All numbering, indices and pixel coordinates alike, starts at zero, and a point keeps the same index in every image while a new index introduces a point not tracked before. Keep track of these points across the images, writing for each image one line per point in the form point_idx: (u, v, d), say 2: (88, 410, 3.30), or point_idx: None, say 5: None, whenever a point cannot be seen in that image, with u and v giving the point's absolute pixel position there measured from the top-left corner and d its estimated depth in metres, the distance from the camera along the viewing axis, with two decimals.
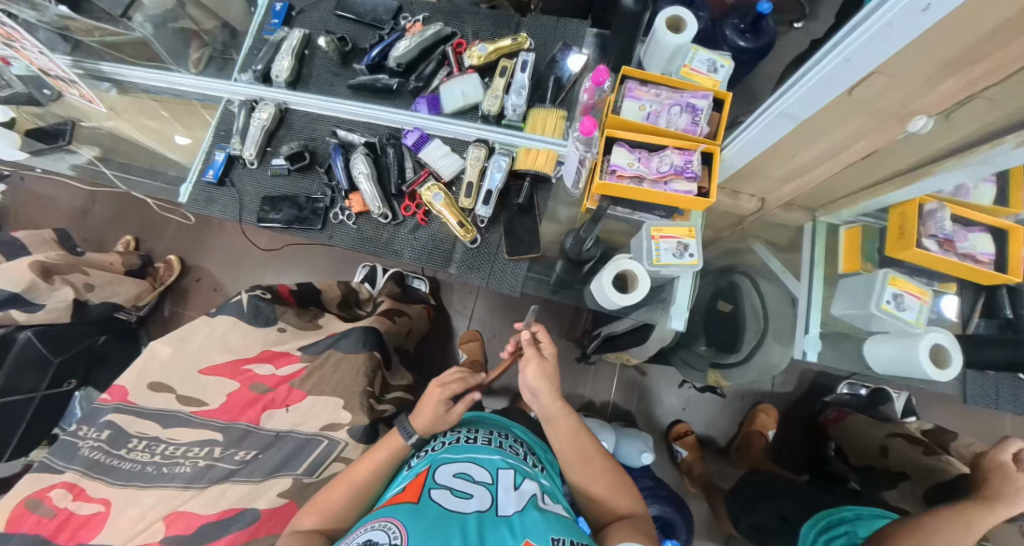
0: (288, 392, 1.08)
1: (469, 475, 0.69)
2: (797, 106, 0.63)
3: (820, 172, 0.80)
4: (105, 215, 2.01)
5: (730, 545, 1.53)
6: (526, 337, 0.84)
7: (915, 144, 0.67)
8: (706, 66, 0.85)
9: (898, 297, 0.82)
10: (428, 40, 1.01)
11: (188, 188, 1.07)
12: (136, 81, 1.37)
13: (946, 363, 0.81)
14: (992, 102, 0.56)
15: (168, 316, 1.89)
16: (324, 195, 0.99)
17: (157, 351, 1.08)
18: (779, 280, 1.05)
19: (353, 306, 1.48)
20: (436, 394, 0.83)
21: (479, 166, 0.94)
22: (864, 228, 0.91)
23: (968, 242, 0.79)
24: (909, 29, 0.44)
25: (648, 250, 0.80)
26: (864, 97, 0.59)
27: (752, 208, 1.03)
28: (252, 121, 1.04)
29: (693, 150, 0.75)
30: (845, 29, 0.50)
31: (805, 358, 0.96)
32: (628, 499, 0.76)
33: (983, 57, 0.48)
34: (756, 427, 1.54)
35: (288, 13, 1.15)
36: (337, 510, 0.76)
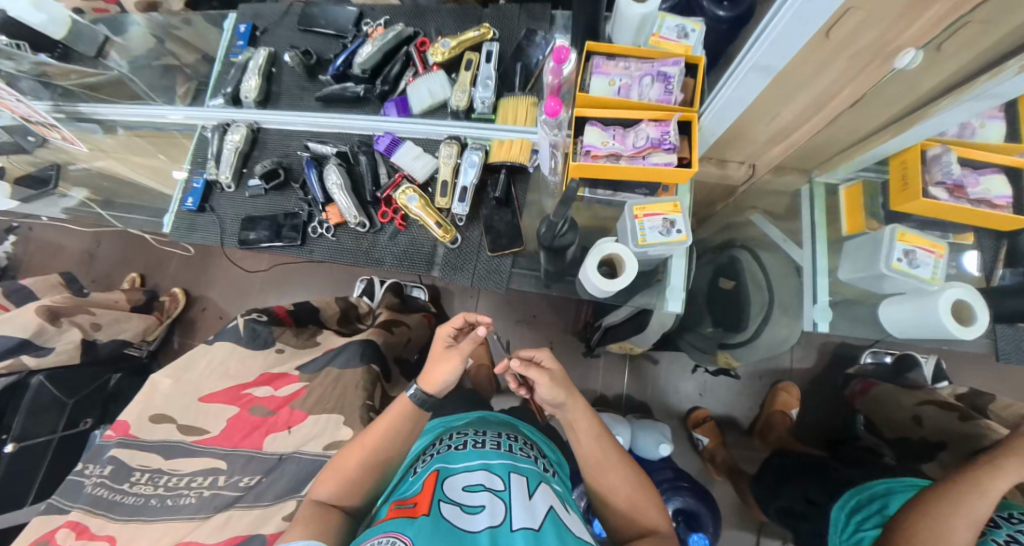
0: (289, 413, 1.06)
1: (479, 484, 0.64)
2: (771, 55, 0.58)
3: (808, 127, 0.75)
4: (110, 255, 2.05)
5: (763, 531, 1.47)
6: (516, 364, 0.74)
7: (908, 82, 0.62)
8: (676, 32, 0.76)
9: (910, 253, 0.76)
10: (390, 43, 0.99)
11: (170, 218, 1.07)
12: (115, 119, 1.37)
13: (970, 320, 0.75)
14: (985, 25, 0.50)
15: (178, 348, 1.90)
16: (302, 210, 0.98)
17: (158, 383, 1.08)
18: (780, 249, 1.00)
19: (352, 320, 1.44)
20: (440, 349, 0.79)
21: (452, 164, 0.91)
22: (865, 184, 0.85)
23: (980, 186, 0.72)
24: None
25: (632, 230, 0.76)
26: (843, 35, 0.54)
27: (742, 177, 0.97)
28: (225, 145, 1.04)
29: (669, 120, 0.72)
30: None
31: (816, 329, 0.91)
32: (653, 514, 0.71)
33: None
34: (778, 406, 1.48)
35: (253, 34, 1.14)
36: (354, 481, 0.73)
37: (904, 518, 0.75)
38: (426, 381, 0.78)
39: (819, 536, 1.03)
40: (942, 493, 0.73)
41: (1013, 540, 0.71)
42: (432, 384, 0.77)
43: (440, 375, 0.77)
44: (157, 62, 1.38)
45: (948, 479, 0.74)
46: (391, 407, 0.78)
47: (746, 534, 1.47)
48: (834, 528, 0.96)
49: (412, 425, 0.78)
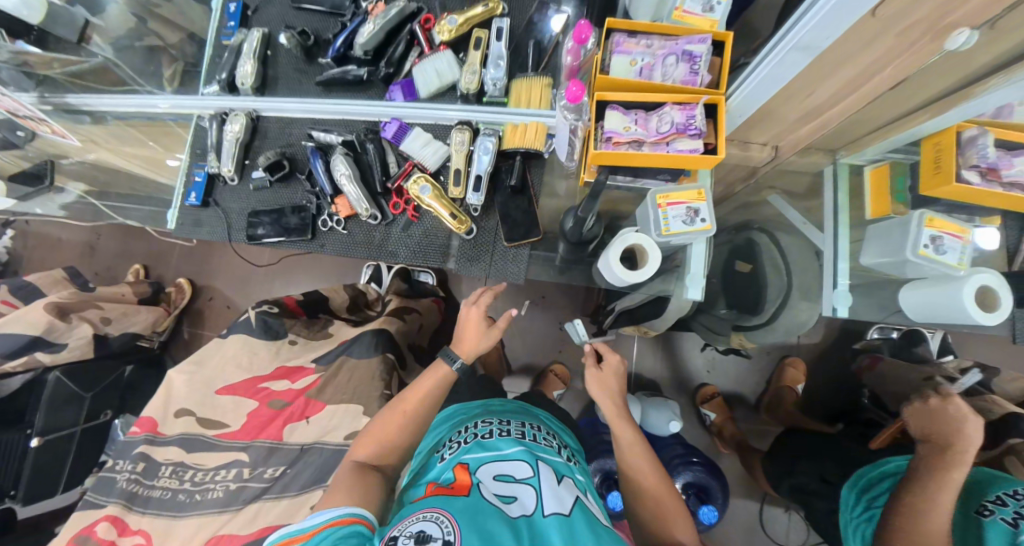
0: (305, 404, 1.07)
1: (508, 474, 0.65)
2: (816, 32, 0.56)
3: (843, 106, 0.73)
4: (111, 247, 2.02)
5: (768, 501, 1.51)
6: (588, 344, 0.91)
7: (957, 59, 0.59)
8: (701, 4, 0.73)
9: (937, 240, 0.74)
10: (393, 21, 0.93)
11: (174, 213, 1.04)
12: (104, 110, 1.29)
13: (993, 304, 0.75)
14: None
15: (188, 339, 1.91)
16: (310, 203, 0.95)
17: (174, 380, 1.07)
18: (801, 232, 0.98)
19: (362, 307, 1.47)
20: (473, 315, 0.85)
21: (465, 151, 0.88)
22: (893, 165, 0.83)
23: (1016, 168, 0.67)
24: None
25: (655, 219, 0.74)
26: (893, 11, 0.51)
27: (764, 158, 0.95)
28: (225, 135, 1.00)
29: (694, 103, 0.69)
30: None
31: (835, 315, 0.89)
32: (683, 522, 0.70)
33: None
34: (785, 382, 1.50)
35: (244, 13, 1.07)
36: (391, 444, 0.75)
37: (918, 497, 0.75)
38: (463, 353, 0.82)
39: (834, 514, 1.05)
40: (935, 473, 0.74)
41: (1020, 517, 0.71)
42: (469, 351, 0.82)
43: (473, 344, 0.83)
44: (138, 44, 1.32)
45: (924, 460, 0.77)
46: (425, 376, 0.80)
47: (751, 503, 1.52)
48: (845, 507, 0.98)
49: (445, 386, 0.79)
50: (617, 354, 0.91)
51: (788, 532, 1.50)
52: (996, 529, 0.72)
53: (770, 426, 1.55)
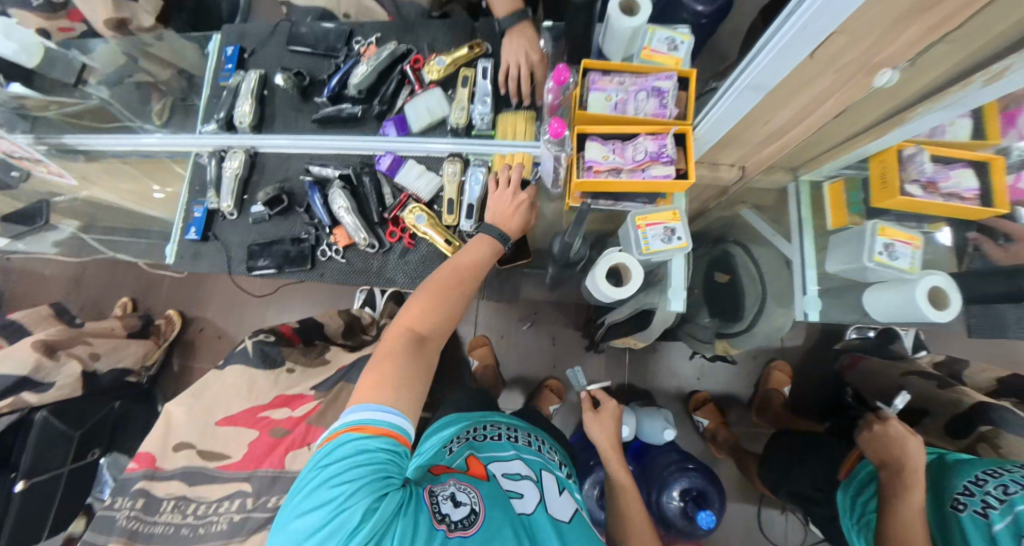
0: (306, 430, 1.09)
1: (516, 473, 0.73)
2: (766, 75, 0.65)
3: (797, 132, 0.81)
4: (99, 281, 2.01)
5: (765, 502, 1.55)
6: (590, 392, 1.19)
7: (887, 92, 0.68)
8: (666, 44, 0.85)
9: (889, 247, 0.82)
10: (385, 62, 0.99)
11: (173, 248, 1.07)
12: (102, 149, 1.32)
13: (944, 304, 0.82)
14: (954, 44, 0.57)
15: (179, 371, 1.89)
16: (308, 235, 0.99)
17: (172, 412, 1.08)
18: (773, 244, 1.05)
19: (357, 332, 1.49)
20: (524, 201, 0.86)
21: (457, 182, 0.94)
22: (847, 181, 0.91)
23: (951, 181, 0.79)
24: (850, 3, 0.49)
25: (635, 240, 0.80)
26: (830, 54, 0.59)
27: (733, 177, 1.03)
28: (224, 172, 1.04)
29: (666, 133, 0.76)
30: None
31: (807, 319, 0.98)
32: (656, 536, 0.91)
33: (934, 6, 0.50)
34: (772, 385, 1.55)
35: (241, 56, 1.12)
36: (441, 311, 0.75)
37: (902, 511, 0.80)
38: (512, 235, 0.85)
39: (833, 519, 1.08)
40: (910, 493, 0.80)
41: (987, 506, 0.77)
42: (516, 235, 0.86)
43: (514, 220, 0.85)
44: (130, 79, 1.39)
45: (901, 482, 0.83)
46: (465, 249, 0.83)
47: (749, 506, 1.56)
48: (843, 513, 1.01)
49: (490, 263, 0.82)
50: (616, 405, 1.18)
51: (785, 532, 1.54)
52: (973, 524, 0.77)
53: (761, 428, 1.60)
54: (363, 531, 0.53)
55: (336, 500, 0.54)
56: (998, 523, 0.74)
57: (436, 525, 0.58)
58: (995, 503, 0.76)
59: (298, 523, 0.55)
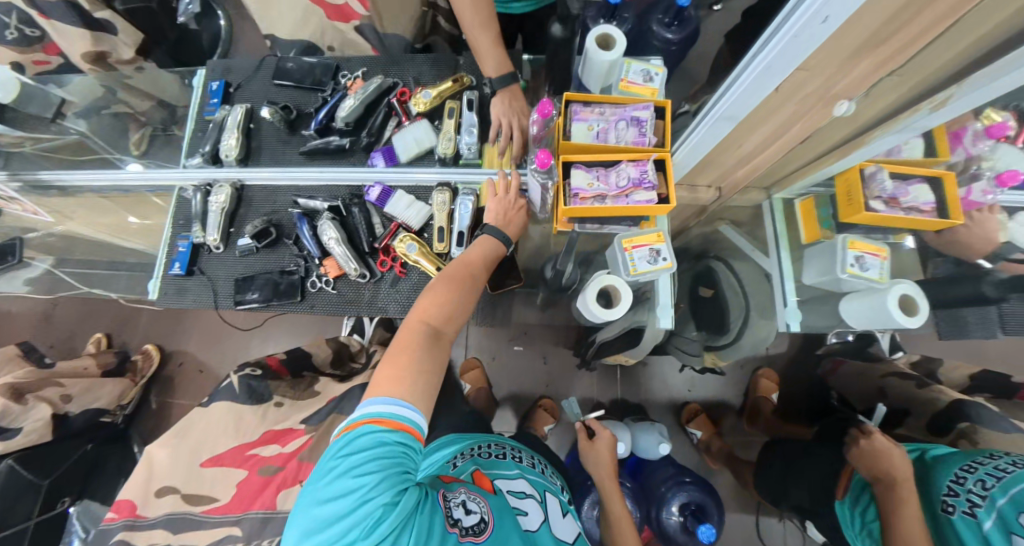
0: (298, 467, 1.07)
1: (522, 491, 0.79)
2: (736, 106, 0.70)
3: (767, 155, 0.86)
4: (71, 318, 1.94)
5: (762, 511, 1.56)
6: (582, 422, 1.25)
7: (846, 119, 0.74)
8: (642, 76, 0.90)
9: (859, 259, 0.87)
10: (372, 95, 1.02)
11: (156, 284, 1.05)
12: (80, 184, 1.30)
13: (913, 311, 0.87)
14: (901, 77, 0.63)
15: (157, 409, 1.82)
16: (298, 267, 0.99)
17: (154, 455, 1.03)
18: (752, 258, 1.10)
19: (346, 360, 1.49)
20: (520, 207, 0.92)
21: (447, 210, 0.96)
22: (817, 198, 0.96)
23: (910, 196, 0.85)
24: (810, 41, 0.54)
25: (623, 262, 0.83)
26: (793, 86, 0.64)
27: (711, 197, 1.07)
28: (209, 206, 1.03)
29: (646, 160, 0.80)
30: (786, 13, 0.55)
31: (789, 330, 1.00)
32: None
33: (882, 44, 0.55)
34: (761, 393, 1.58)
35: (226, 90, 1.13)
36: (452, 305, 0.77)
37: (902, 517, 0.83)
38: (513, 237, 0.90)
39: (836, 530, 1.07)
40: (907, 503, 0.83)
41: (973, 505, 0.80)
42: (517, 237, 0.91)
43: (517, 223, 0.91)
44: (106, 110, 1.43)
45: (896, 491, 0.86)
46: (470, 248, 0.87)
47: (746, 516, 1.57)
48: (846, 524, 1.03)
49: (496, 261, 0.87)
50: (609, 434, 1.18)
51: (784, 541, 1.55)
52: (963, 523, 0.80)
53: (752, 437, 1.63)
54: (385, 523, 0.55)
55: (359, 490, 0.56)
56: (987, 520, 0.77)
57: (450, 528, 0.61)
58: (980, 501, 0.79)
59: (319, 510, 0.56)
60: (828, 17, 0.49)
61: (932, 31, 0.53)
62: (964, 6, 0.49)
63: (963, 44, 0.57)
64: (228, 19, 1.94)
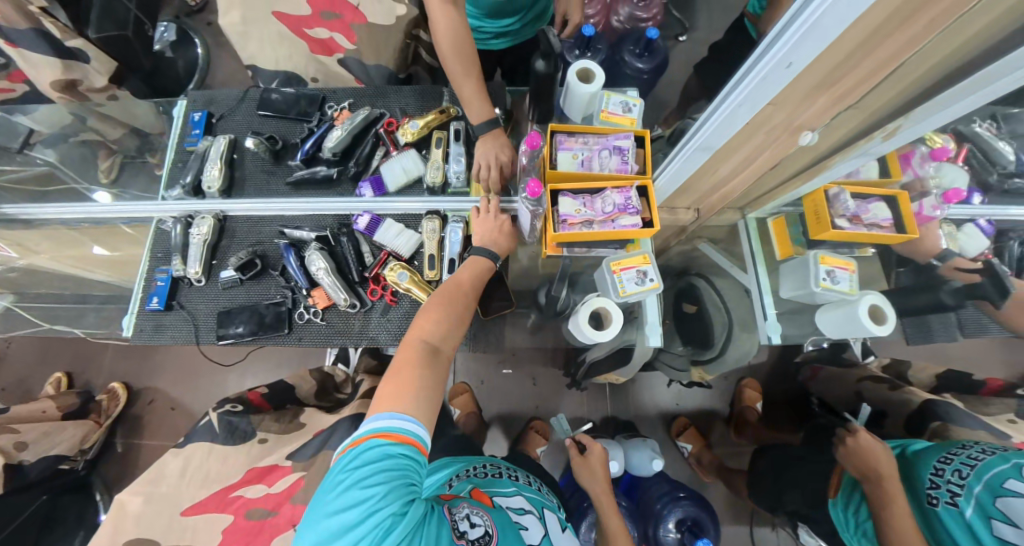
0: (293, 510, 1.00)
1: (521, 508, 0.78)
2: (712, 138, 0.75)
3: (740, 180, 0.91)
4: (28, 359, 1.82)
5: (755, 521, 1.58)
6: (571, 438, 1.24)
7: (809, 148, 0.80)
8: (621, 107, 0.94)
9: (831, 273, 0.92)
10: (359, 125, 1.03)
11: (130, 320, 1.00)
12: (48, 217, 1.26)
13: (883, 319, 0.92)
14: (856, 110, 0.69)
15: (123, 452, 1.71)
16: (285, 298, 0.97)
17: (126, 504, 0.97)
18: (730, 274, 1.17)
19: (331, 391, 1.48)
20: (495, 218, 0.92)
21: (437, 238, 0.97)
22: (787, 217, 1.03)
23: (870, 213, 0.91)
24: (778, 81, 0.59)
25: (612, 284, 0.85)
26: (761, 119, 0.69)
27: (690, 219, 1.11)
28: (191, 238, 1.01)
29: (629, 187, 0.84)
30: (756, 56, 0.60)
31: (771, 342, 1.05)
32: None
33: (836, 83, 0.61)
34: (746, 402, 1.61)
35: (208, 121, 1.12)
36: (448, 323, 0.77)
37: (889, 513, 0.87)
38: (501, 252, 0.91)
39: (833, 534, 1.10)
40: (894, 499, 0.87)
41: (955, 495, 0.84)
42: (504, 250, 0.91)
43: (507, 240, 0.92)
44: (76, 139, 1.40)
45: (882, 486, 0.90)
46: (461, 269, 0.88)
47: (741, 527, 1.59)
48: (842, 526, 1.03)
49: (486, 280, 0.88)
50: (602, 448, 1.19)
51: None
52: (947, 514, 0.84)
53: (740, 447, 1.65)
54: (395, 534, 0.55)
55: (366, 502, 0.55)
56: (967, 508, 0.81)
57: (456, 540, 0.61)
58: (959, 490, 0.84)
59: (327, 523, 0.55)
60: (792, 63, 0.55)
61: (882, 71, 0.59)
62: (908, 49, 0.55)
63: (908, 81, 0.63)
64: (205, 46, 1.98)
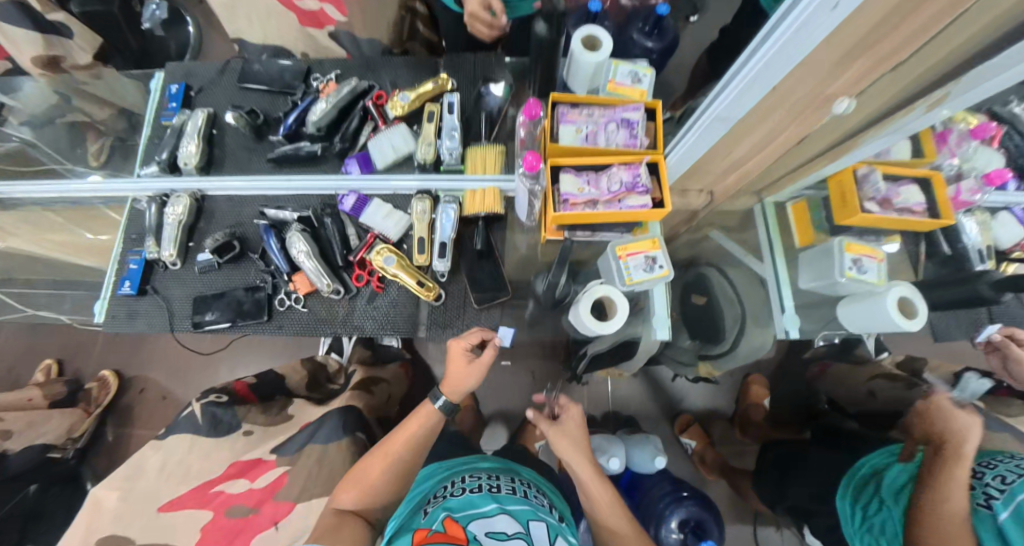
0: (274, 508, 0.92)
1: (501, 530, 0.68)
2: (731, 108, 0.66)
3: (759, 159, 0.82)
4: (17, 347, 1.77)
5: (759, 523, 1.52)
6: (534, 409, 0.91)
7: (840, 122, 0.71)
8: (630, 78, 0.86)
9: (858, 262, 0.84)
10: (346, 98, 0.96)
11: (103, 305, 0.94)
12: (23, 196, 1.20)
13: (912, 314, 0.84)
14: (895, 78, 0.60)
15: (113, 442, 1.67)
16: (265, 283, 0.91)
17: (102, 500, 0.93)
18: (746, 263, 1.09)
19: (323, 383, 1.42)
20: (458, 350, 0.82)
21: (427, 220, 0.90)
22: (808, 201, 0.96)
23: (901, 197, 0.83)
24: (807, 41, 0.50)
25: (618, 270, 0.78)
26: (788, 86, 0.60)
27: (702, 203, 1.03)
28: (165, 218, 0.94)
29: (638, 163, 0.76)
30: (789, 4, 0.49)
31: (788, 336, 0.97)
32: None
33: (879, 42, 0.51)
34: (753, 399, 1.57)
35: (187, 94, 1.06)
36: (374, 491, 0.75)
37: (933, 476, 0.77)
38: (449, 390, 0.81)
39: (832, 530, 1.03)
40: (952, 465, 0.76)
41: (989, 497, 0.77)
42: (456, 391, 0.81)
43: (465, 383, 0.81)
44: (61, 122, 1.34)
45: (941, 452, 0.78)
46: (410, 414, 0.82)
47: (745, 527, 1.52)
48: (845, 521, 0.94)
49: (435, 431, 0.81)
50: (574, 405, 0.92)
51: None
52: (976, 517, 0.76)
53: (746, 445, 1.59)
54: None
55: None
56: (1003, 511, 0.74)
57: None
58: (997, 493, 0.76)
59: None
60: (839, 4, 0.43)
61: (933, 27, 0.49)
62: None
63: (958, 42, 0.53)
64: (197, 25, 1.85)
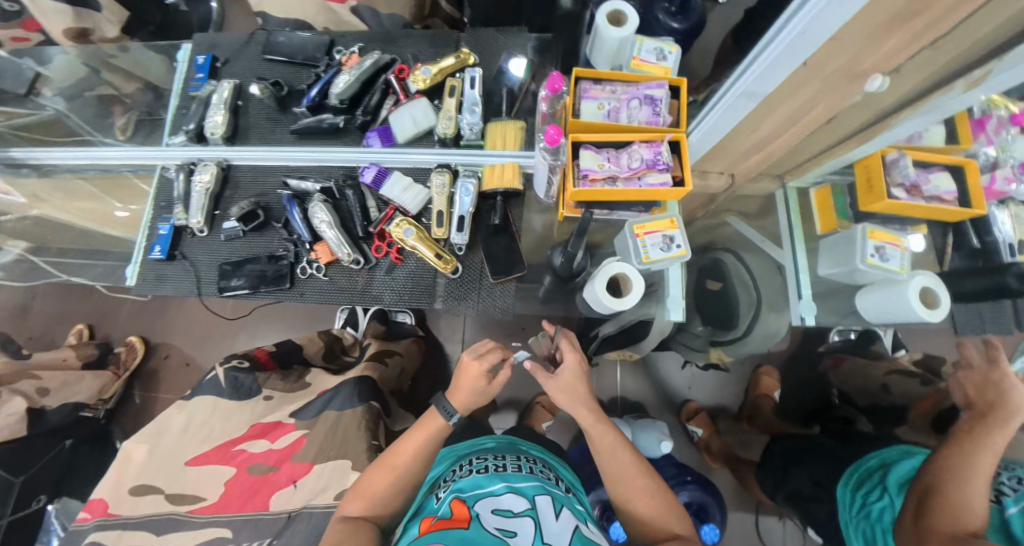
0: (291, 468, 0.98)
1: (507, 508, 0.70)
2: (760, 80, 0.65)
3: (786, 138, 0.80)
4: (50, 310, 1.85)
5: (761, 511, 1.53)
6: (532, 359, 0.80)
7: (875, 98, 0.68)
8: (654, 54, 0.84)
9: (880, 249, 0.83)
10: (368, 71, 0.97)
11: (134, 269, 0.99)
12: (56, 163, 1.24)
13: (933, 303, 0.83)
14: (935, 53, 0.58)
15: (140, 405, 1.73)
16: (288, 252, 0.93)
17: (133, 453, 0.99)
18: (763, 250, 1.08)
19: (339, 354, 1.46)
20: (475, 368, 0.82)
21: (446, 194, 0.91)
22: (833, 187, 0.93)
23: (931, 184, 0.81)
24: (843, 10, 0.48)
25: (635, 249, 0.78)
26: (821, 60, 0.58)
27: (722, 185, 1.02)
28: (193, 186, 0.97)
29: (660, 141, 0.75)
30: None
31: (803, 323, 0.97)
32: (677, 518, 0.73)
33: (920, 13, 0.49)
34: (762, 390, 1.52)
35: (212, 65, 1.07)
36: (381, 498, 0.77)
37: (961, 439, 0.77)
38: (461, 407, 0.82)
39: (832, 517, 0.99)
40: (990, 430, 0.76)
41: (999, 493, 0.77)
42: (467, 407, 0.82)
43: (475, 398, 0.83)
44: (90, 94, 1.37)
45: (985, 417, 0.78)
46: (416, 423, 0.82)
47: (746, 515, 1.53)
48: (841, 505, 0.95)
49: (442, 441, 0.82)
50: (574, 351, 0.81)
51: (784, 542, 1.51)
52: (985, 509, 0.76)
53: (753, 435, 1.59)
54: None
55: None
56: (1012, 507, 0.74)
57: None
58: (1010, 491, 0.76)
59: None
60: None
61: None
62: None
63: (1007, 14, 0.51)
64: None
